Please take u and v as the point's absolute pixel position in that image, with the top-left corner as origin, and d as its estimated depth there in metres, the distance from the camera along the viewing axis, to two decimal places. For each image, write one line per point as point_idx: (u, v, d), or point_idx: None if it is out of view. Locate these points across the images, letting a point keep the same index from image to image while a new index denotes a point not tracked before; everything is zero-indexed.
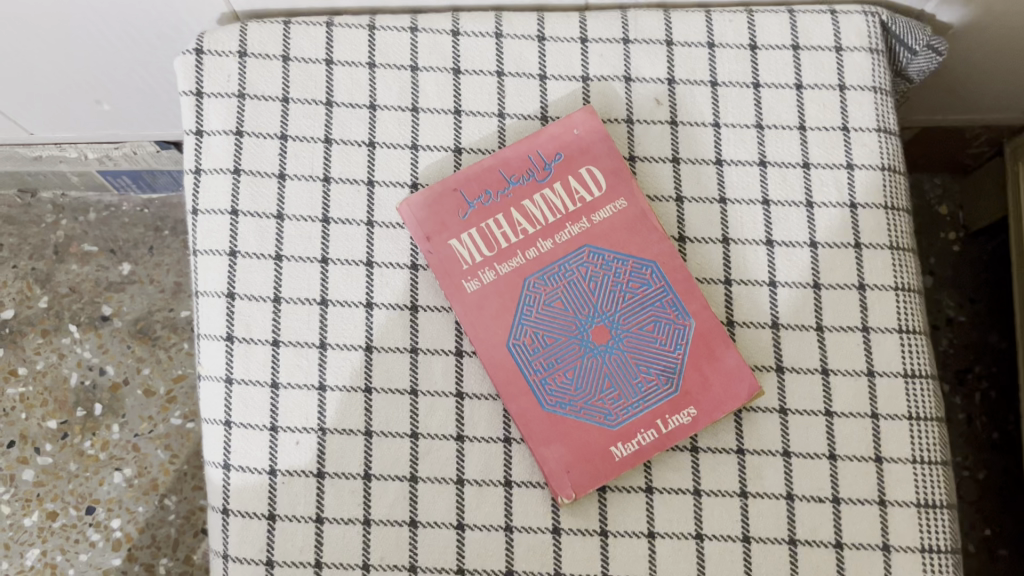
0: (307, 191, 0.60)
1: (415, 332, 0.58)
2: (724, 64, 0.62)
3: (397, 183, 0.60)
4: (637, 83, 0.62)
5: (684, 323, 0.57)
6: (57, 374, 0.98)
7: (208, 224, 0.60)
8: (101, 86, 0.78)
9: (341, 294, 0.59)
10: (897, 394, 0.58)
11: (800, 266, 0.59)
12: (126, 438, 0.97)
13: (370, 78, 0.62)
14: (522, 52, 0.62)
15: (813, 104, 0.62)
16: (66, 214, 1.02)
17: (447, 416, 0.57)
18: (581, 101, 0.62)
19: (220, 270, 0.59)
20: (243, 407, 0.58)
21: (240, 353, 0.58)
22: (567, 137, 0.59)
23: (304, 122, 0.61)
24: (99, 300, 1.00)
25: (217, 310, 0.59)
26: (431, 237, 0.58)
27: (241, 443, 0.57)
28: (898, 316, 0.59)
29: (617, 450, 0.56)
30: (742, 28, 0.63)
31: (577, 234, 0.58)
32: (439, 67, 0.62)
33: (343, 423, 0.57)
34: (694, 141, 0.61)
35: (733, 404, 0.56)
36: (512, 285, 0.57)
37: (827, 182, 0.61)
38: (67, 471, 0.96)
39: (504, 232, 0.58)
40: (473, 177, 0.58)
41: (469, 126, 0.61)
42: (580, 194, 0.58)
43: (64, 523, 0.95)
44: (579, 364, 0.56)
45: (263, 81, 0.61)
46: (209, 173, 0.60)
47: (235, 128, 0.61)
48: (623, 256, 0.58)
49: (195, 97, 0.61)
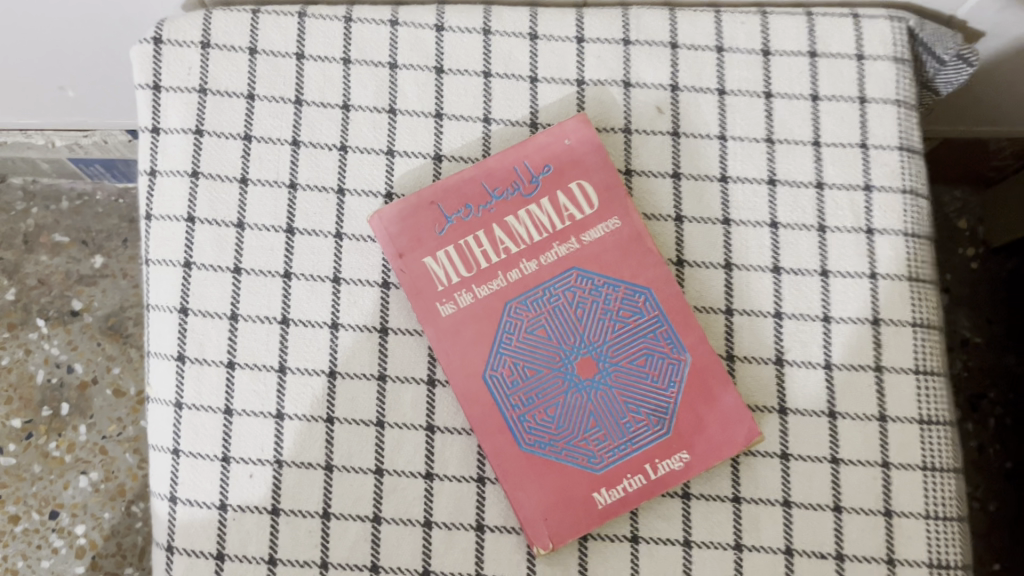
0: (271, 197, 0.55)
1: (384, 357, 0.53)
2: (733, 70, 0.56)
3: (370, 192, 0.55)
4: (637, 88, 0.56)
5: (679, 358, 0.52)
6: (23, 371, 0.93)
7: (163, 231, 0.55)
8: (63, 72, 0.72)
9: (304, 313, 0.54)
10: (911, 441, 0.53)
11: (809, 297, 0.54)
12: (94, 440, 0.92)
13: (344, 75, 0.56)
14: (512, 51, 0.57)
15: (829, 117, 0.56)
16: (37, 202, 0.97)
17: (415, 452, 0.52)
18: (574, 107, 0.56)
19: (173, 283, 0.54)
20: (193, 435, 0.53)
21: (192, 374, 0.53)
22: (557, 146, 0.53)
23: (269, 123, 0.55)
24: (69, 293, 0.95)
25: (168, 328, 0.54)
26: (404, 254, 0.52)
27: (190, 474, 0.52)
28: (916, 355, 0.54)
29: (601, 496, 0.50)
30: (755, 31, 0.57)
31: (565, 255, 0.53)
32: (420, 65, 0.57)
33: (301, 455, 0.52)
34: (697, 155, 0.56)
35: (729, 449, 0.51)
36: (491, 309, 0.52)
37: (842, 205, 0.55)
38: (31, 473, 0.91)
39: (484, 251, 0.52)
40: (453, 188, 0.53)
41: (451, 131, 0.56)
42: (569, 211, 0.53)
43: (27, 528, 0.90)
44: (562, 400, 0.51)
45: (227, 76, 0.56)
46: (164, 175, 0.55)
47: (195, 126, 0.55)
48: (614, 281, 0.52)
49: (152, 91, 0.55)
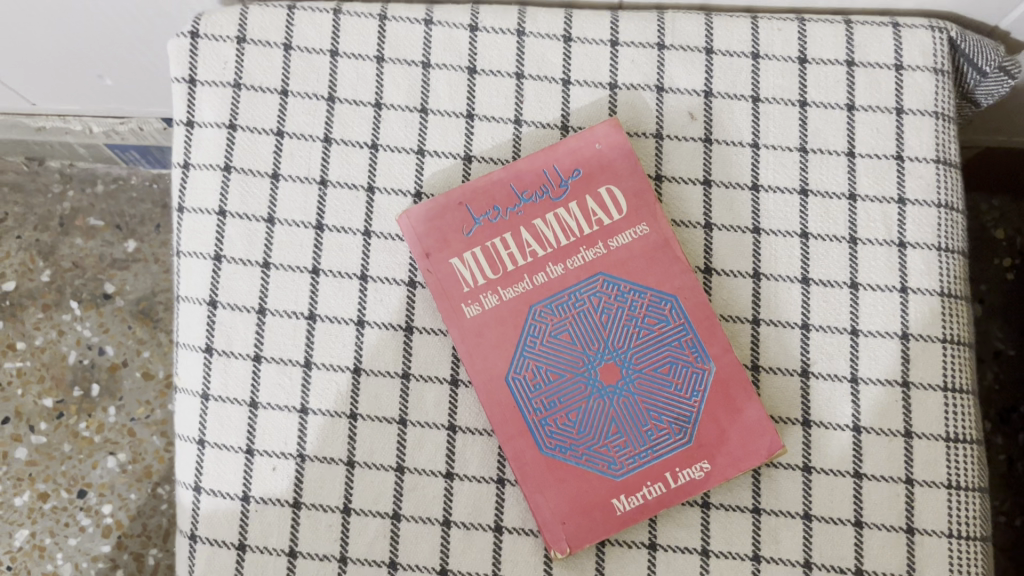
0: (302, 193, 0.55)
1: (408, 356, 0.54)
2: (768, 78, 0.56)
3: (400, 191, 0.55)
4: (670, 93, 0.56)
5: (703, 367, 0.51)
6: (56, 351, 0.95)
7: (194, 224, 0.55)
8: (101, 60, 0.73)
9: (331, 309, 0.54)
10: (936, 460, 0.52)
11: (837, 309, 0.54)
12: (122, 422, 0.94)
13: (377, 74, 0.56)
14: (546, 53, 0.56)
15: (865, 128, 0.55)
16: (74, 185, 0.99)
17: (437, 450, 0.53)
18: (606, 111, 0.56)
19: (203, 275, 0.55)
20: (218, 426, 0.53)
21: (219, 367, 0.54)
22: (587, 150, 0.53)
23: (302, 119, 0.56)
24: (102, 277, 0.97)
25: (197, 319, 0.54)
26: (431, 254, 0.53)
27: (214, 465, 0.53)
28: (945, 372, 0.53)
29: (620, 503, 0.50)
30: (792, 38, 0.56)
31: (592, 260, 0.53)
32: (453, 64, 0.56)
33: (323, 450, 0.53)
34: (728, 162, 0.55)
35: (751, 461, 0.51)
36: (515, 312, 0.52)
37: (875, 217, 0.54)
38: (61, 452, 0.93)
39: (511, 254, 0.53)
40: (482, 190, 0.53)
41: (482, 132, 0.56)
42: (598, 216, 0.53)
43: (56, 505, 0.92)
44: (584, 405, 0.51)
45: (261, 71, 0.56)
46: (197, 168, 0.56)
47: (229, 121, 0.56)
48: (640, 288, 0.52)
49: (188, 84, 0.56)
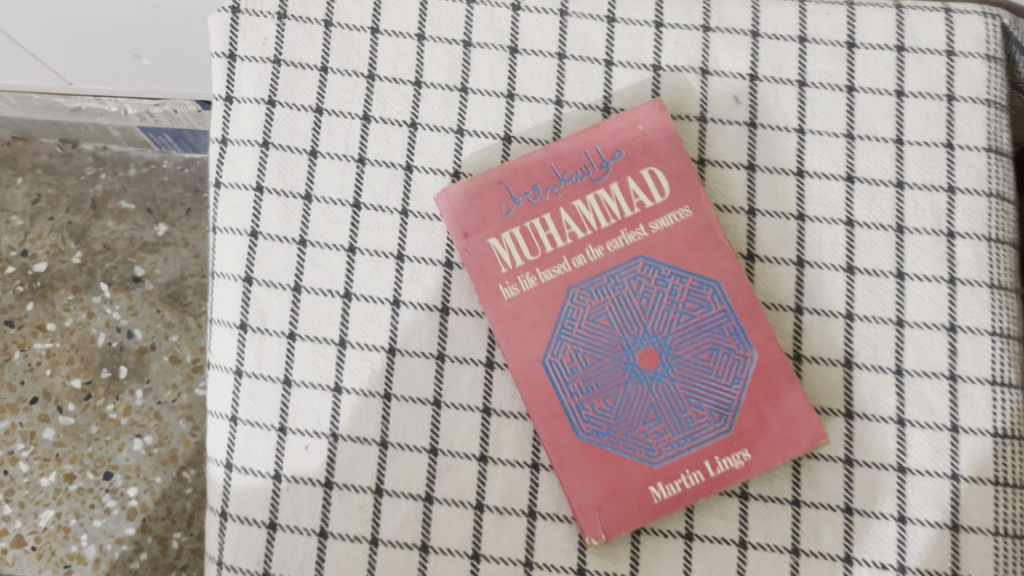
0: (339, 170, 0.55)
1: (444, 337, 0.53)
2: (815, 62, 0.55)
3: (439, 171, 0.55)
4: (715, 77, 0.55)
5: (745, 354, 0.50)
6: (86, 333, 0.95)
7: (231, 199, 0.55)
8: (138, 40, 0.73)
9: (367, 288, 0.54)
10: (983, 455, 0.51)
11: (882, 299, 0.52)
12: (149, 405, 0.94)
13: (418, 52, 0.56)
14: (588, 34, 0.56)
15: (914, 114, 0.54)
16: (106, 168, 0.99)
17: (471, 433, 0.52)
18: (648, 93, 0.55)
19: (239, 251, 0.54)
20: (250, 403, 0.53)
21: (253, 343, 0.53)
22: (630, 132, 0.52)
23: (341, 96, 0.55)
24: (132, 259, 0.97)
25: (232, 296, 0.54)
26: (469, 234, 0.52)
27: (246, 443, 0.52)
28: (993, 365, 0.52)
29: (657, 491, 0.49)
30: (840, 23, 0.55)
31: (632, 243, 0.52)
32: (494, 44, 0.56)
33: (356, 430, 0.52)
34: (773, 147, 0.54)
35: (793, 451, 0.49)
36: (554, 294, 0.51)
37: (922, 206, 0.53)
38: (88, 434, 0.93)
39: (550, 235, 0.52)
40: (522, 170, 0.52)
41: (523, 113, 0.55)
42: (639, 198, 0.52)
43: (81, 487, 0.92)
44: (622, 389, 0.50)
45: (301, 47, 0.56)
46: (235, 143, 0.55)
47: (267, 97, 0.55)
48: (682, 272, 0.51)
49: (227, 60, 0.56)
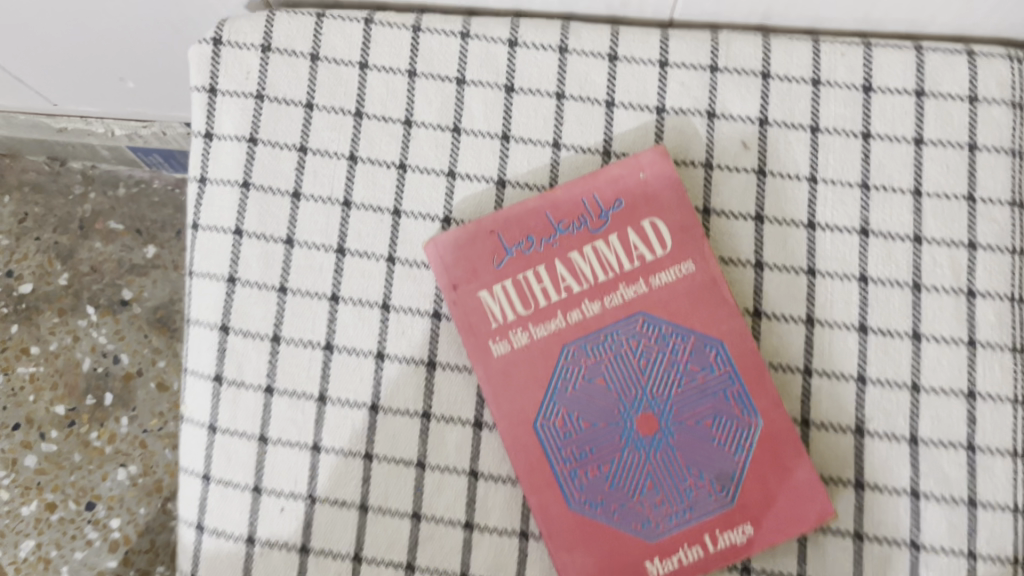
0: (323, 214, 0.52)
1: (430, 395, 0.50)
2: (829, 106, 0.52)
3: (428, 216, 0.52)
4: (722, 120, 0.52)
5: (749, 421, 0.47)
6: (71, 357, 0.93)
7: (208, 243, 0.52)
8: (122, 62, 0.70)
9: (349, 340, 0.51)
10: (1003, 532, 0.48)
11: (896, 362, 0.49)
12: (134, 433, 0.91)
13: (408, 89, 0.53)
14: (589, 72, 0.52)
15: (933, 164, 0.51)
16: (95, 187, 0.96)
17: (457, 499, 0.49)
18: (652, 137, 0.52)
19: (215, 299, 0.51)
20: (224, 461, 0.50)
21: (228, 398, 0.50)
22: (631, 180, 0.49)
23: (327, 135, 0.52)
24: (120, 282, 0.94)
25: (208, 346, 0.51)
26: (458, 286, 0.49)
27: (218, 503, 0.50)
28: (1015, 436, 0.48)
29: (653, 566, 0.47)
30: (856, 65, 0.52)
31: (631, 298, 0.49)
32: (489, 82, 0.53)
33: (335, 492, 0.49)
34: (783, 197, 0.51)
35: (799, 527, 0.46)
36: (547, 352, 0.48)
37: (941, 262, 0.50)
38: (71, 462, 0.91)
39: (544, 289, 0.49)
40: (515, 219, 0.49)
41: (518, 156, 0.52)
42: (639, 251, 0.49)
43: (63, 517, 0.89)
44: (618, 457, 0.47)
45: (285, 82, 0.53)
46: (213, 184, 0.52)
47: (249, 134, 0.52)
48: (684, 331, 0.48)
49: (207, 94, 0.53)
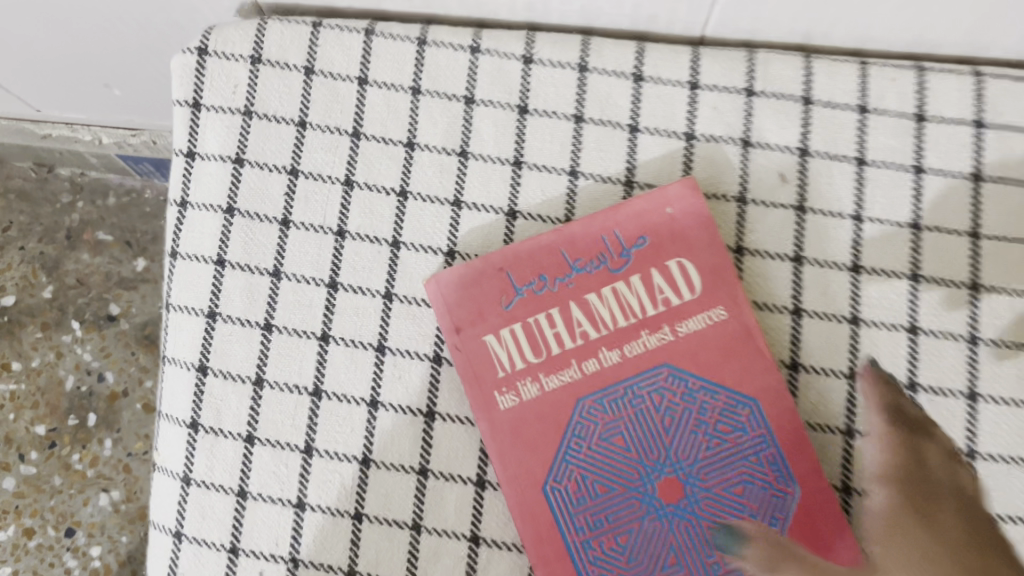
0: (315, 245, 0.47)
1: (427, 449, 0.45)
2: (877, 137, 0.47)
3: (430, 249, 0.47)
4: (758, 150, 0.47)
5: (785, 490, 0.42)
6: (53, 375, 0.87)
7: (187, 274, 0.47)
8: (107, 69, 0.65)
9: (340, 385, 0.46)
10: None
11: (950, 424, 0.44)
12: (118, 456, 0.85)
13: (412, 108, 0.48)
14: (611, 93, 0.48)
15: (993, 204, 0.46)
16: (84, 196, 0.91)
17: (456, 567, 0.44)
18: (679, 165, 0.47)
19: (193, 336, 0.46)
20: (198, 518, 0.45)
21: (205, 447, 0.45)
22: (655, 215, 0.45)
23: (320, 157, 0.48)
24: (108, 296, 0.89)
25: (183, 389, 0.46)
26: (461, 328, 0.44)
27: (192, 566, 0.45)
28: None
29: None
30: (908, 91, 0.47)
31: (654, 347, 0.44)
32: (501, 102, 0.48)
33: (320, 556, 0.44)
34: (825, 236, 0.46)
35: None
36: (559, 406, 0.43)
37: (1000, 314, 0.45)
38: (50, 485, 0.84)
39: (557, 334, 0.44)
40: (526, 256, 0.44)
41: (531, 184, 0.47)
42: (664, 295, 0.44)
43: (41, 544, 0.83)
44: (637, 527, 0.42)
45: (277, 98, 0.48)
46: (195, 208, 0.47)
47: (235, 155, 0.48)
48: (713, 386, 0.43)
49: (190, 109, 0.48)
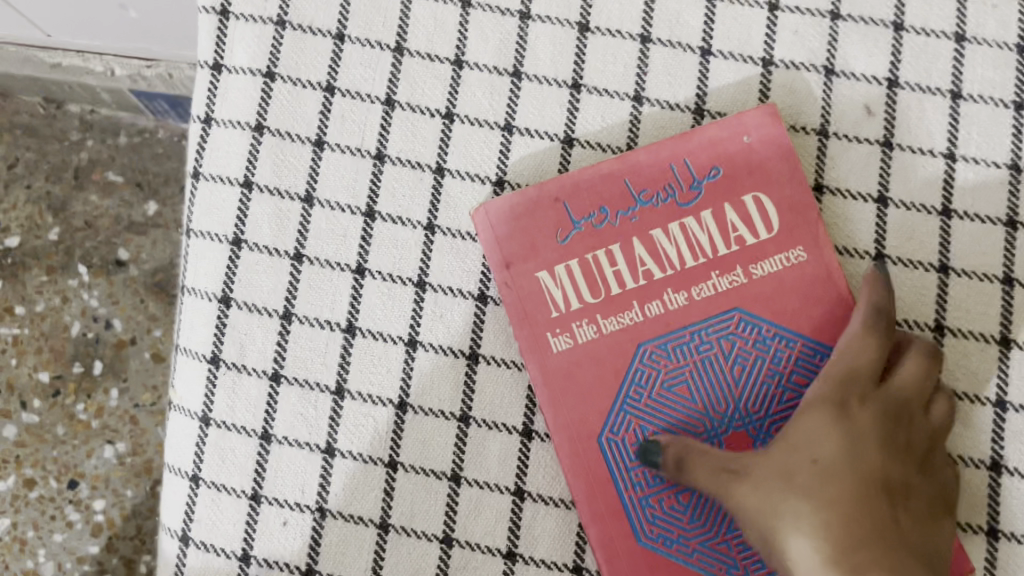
0: (351, 169, 0.43)
1: (469, 394, 0.41)
2: (975, 69, 0.42)
3: (478, 177, 0.43)
4: (842, 79, 0.42)
5: None
6: (59, 320, 0.77)
7: (210, 196, 0.43)
8: None
9: (376, 323, 0.42)
10: None
11: None
12: (125, 407, 0.76)
13: (461, 24, 0.43)
14: (682, 12, 0.43)
15: None
16: (93, 134, 0.80)
17: (497, 522, 0.40)
18: (755, 95, 0.43)
19: (216, 265, 0.42)
20: (217, 462, 0.41)
21: (226, 385, 0.42)
22: (731, 144, 0.40)
23: (359, 73, 0.43)
24: (116, 240, 0.78)
25: (204, 321, 0.42)
26: (512, 263, 0.40)
27: (209, 512, 0.41)
28: None
29: None
30: (1011, 19, 0.42)
31: (724, 290, 0.40)
32: (560, 19, 0.43)
33: (350, 506, 0.41)
34: (915, 176, 0.42)
35: None
36: (618, 351, 0.39)
37: None
38: (53, 435, 0.76)
39: (617, 272, 0.40)
40: (586, 185, 0.40)
41: (589, 109, 0.43)
42: (738, 233, 0.40)
43: (42, 495, 0.75)
44: None
45: (314, 7, 0.43)
46: (221, 125, 0.43)
47: (265, 68, 0.43)
48: (788, 334, 0.39)
49: (218, 16, 0.43)
